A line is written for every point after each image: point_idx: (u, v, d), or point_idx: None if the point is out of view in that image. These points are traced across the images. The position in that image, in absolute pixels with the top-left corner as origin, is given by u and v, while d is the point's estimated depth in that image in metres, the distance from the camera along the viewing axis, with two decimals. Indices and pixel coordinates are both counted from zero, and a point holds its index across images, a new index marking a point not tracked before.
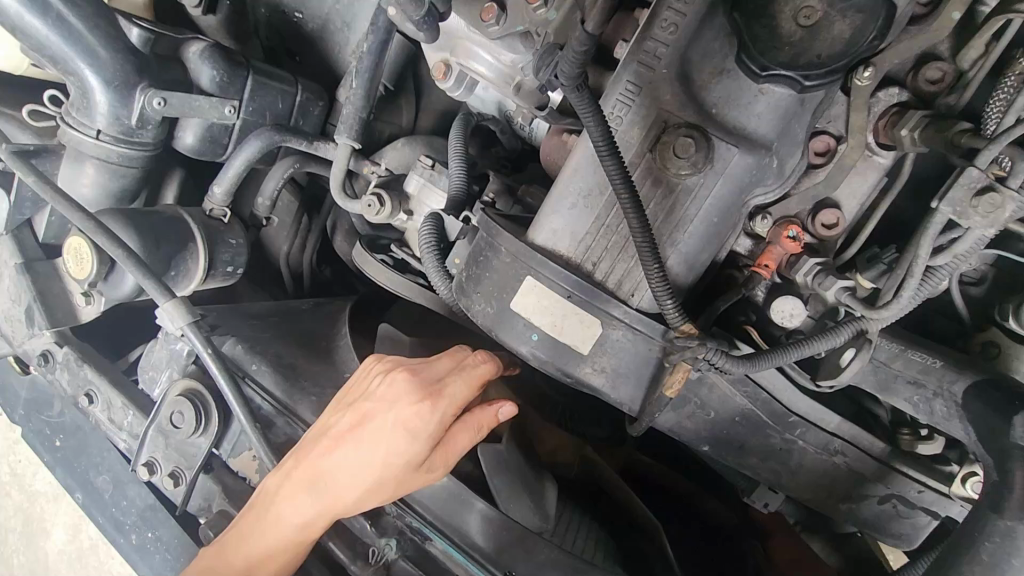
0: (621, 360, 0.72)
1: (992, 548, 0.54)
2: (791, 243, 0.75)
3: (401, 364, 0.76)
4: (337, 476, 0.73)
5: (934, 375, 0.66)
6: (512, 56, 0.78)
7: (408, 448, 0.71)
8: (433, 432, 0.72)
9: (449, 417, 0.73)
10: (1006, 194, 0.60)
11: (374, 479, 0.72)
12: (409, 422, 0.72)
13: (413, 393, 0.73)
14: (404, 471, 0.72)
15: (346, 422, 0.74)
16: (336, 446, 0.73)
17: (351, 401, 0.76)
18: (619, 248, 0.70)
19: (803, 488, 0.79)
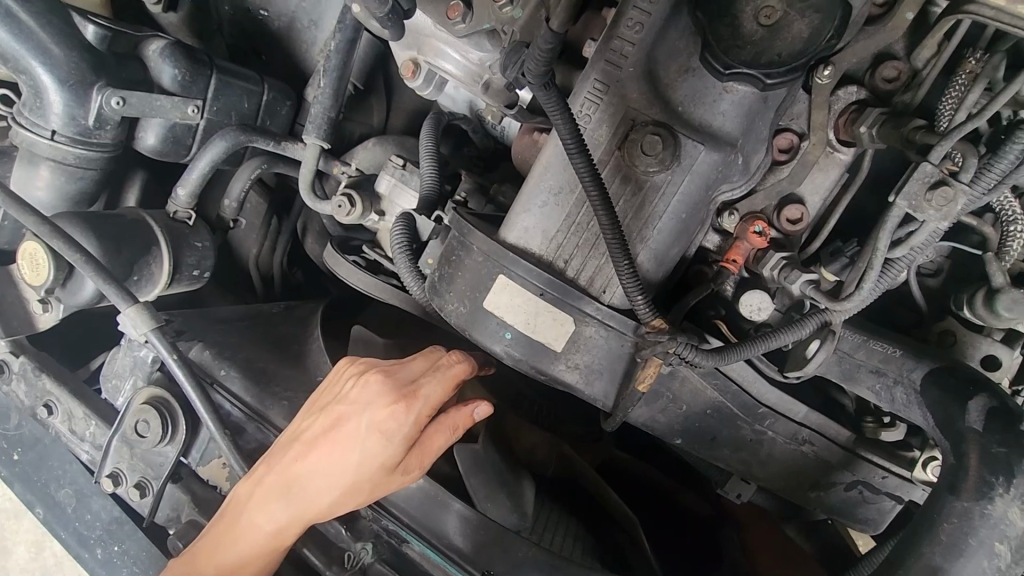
0: (595, 357, 0.73)
1: (951, 528, 0.56)
2: (757, 238, 0.76)
3: (374, 366, 0.75)
4: (310, 482, 0.71)
5: (895, 364, 0.68)
6: (479, 54, 0.78)
7: (382, 450, 0.70)
8: (408, 434, 0.71)
9: (424, 419, 0.72)
10: (958, 189, 0.61)
11: (348, 483, 0.71)
12: (383, 424, 0.71)
13: (387, 395, 0.72)
14: (379, 475, 0.71)
15: (319, 426, 0.73)
16: (309, 451, 0.72)
17: (323, 404, 0.75)
18: (590, 245, 0.70)
19: (772, 477, 0.81)
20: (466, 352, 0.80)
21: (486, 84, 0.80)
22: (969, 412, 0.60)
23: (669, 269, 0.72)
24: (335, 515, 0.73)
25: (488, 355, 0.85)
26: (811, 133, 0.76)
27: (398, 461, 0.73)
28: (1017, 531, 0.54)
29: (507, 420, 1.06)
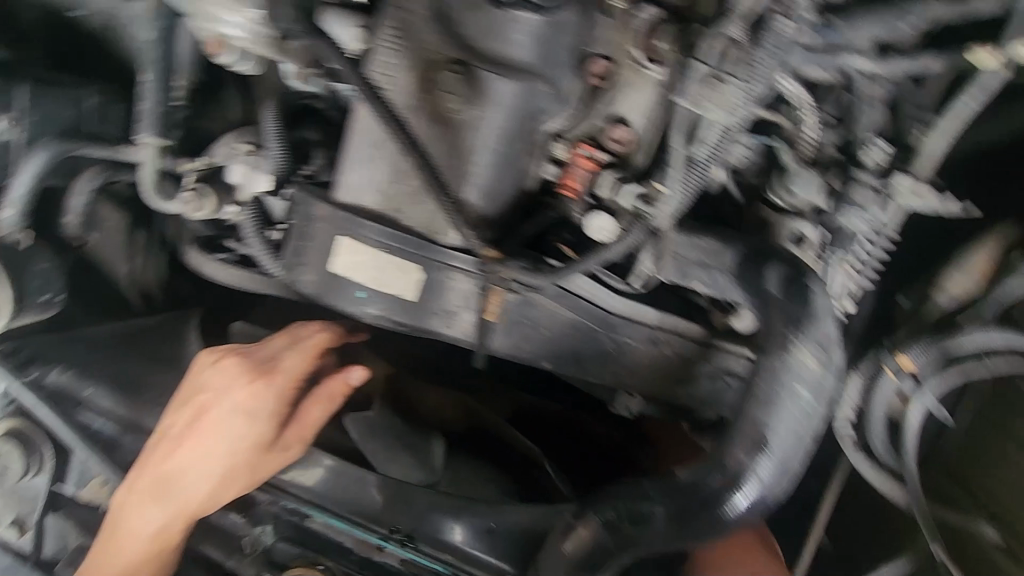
0: (448, 299, 0.75)
1: (765, 384, 0.63)
2: (586, 162, 0.80)
3: (230, 350, 0.76)
4: (182, 476, 0.71)
5: (716, 255, 0.75)
6: (259, 13, 0.77)
7: (251, 428, 0.72)
8: (275, 408, 0.73)
9: (289, 390, 0.74)
10: (729, 82, 0.69)
11: (221, 470, 0.71)
12: (247, 403, 0.72)
13: (245, 374, 0.73)
14: (254, 454, 0.72)
15: (184, 419, 0.73)
16: (177, 445, 0.72)
17: (184, 400, 0.74)
18: (420, 192, 0.72)
19: (643, 382, 0.85)
20: (328, 321, 0.81)
21: (281, 44, 0.79)
22: (766, 279, 0.66)
23: (503, 204, 0.74)
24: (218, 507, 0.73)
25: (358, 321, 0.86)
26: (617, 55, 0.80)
27: (273, 438, 0.73)
28: (812, 374, 0.62)
29: (406, 386, 1.06)
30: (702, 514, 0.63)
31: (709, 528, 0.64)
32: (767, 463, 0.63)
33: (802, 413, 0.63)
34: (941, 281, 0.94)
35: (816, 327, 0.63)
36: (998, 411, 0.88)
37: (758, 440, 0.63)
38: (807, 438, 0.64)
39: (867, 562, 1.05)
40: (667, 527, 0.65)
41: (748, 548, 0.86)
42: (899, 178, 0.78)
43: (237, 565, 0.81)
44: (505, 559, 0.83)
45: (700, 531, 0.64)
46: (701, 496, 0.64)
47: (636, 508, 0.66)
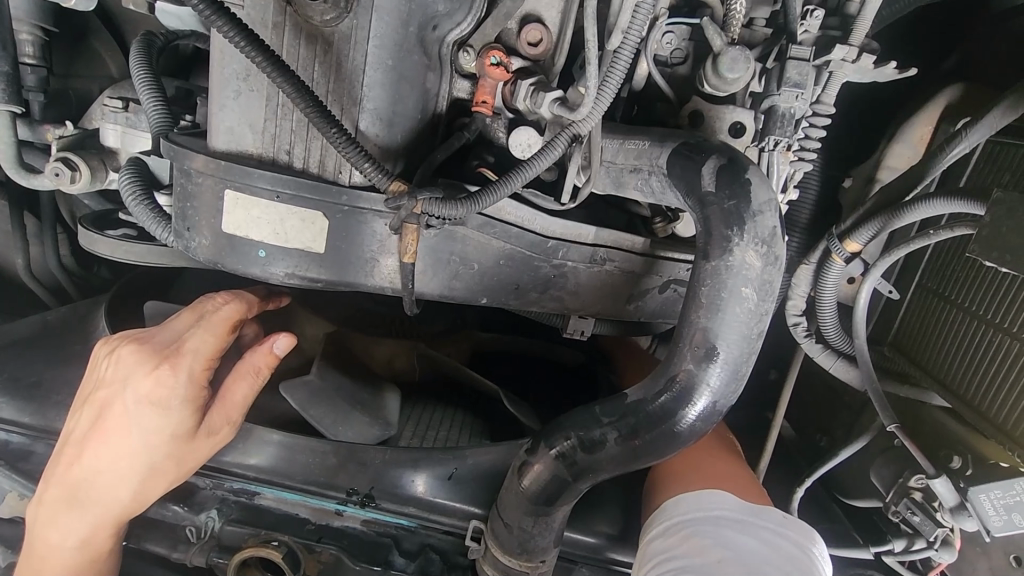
0: (363, 245, 0.67)
1: (708, 289, 0.59)
2: (496, 71, 0.70)
3: (129, 339, 0.71)
4: (105, 474, 0.69)
5: (646, 157, 0.68)
6: None
7: (162, 420, 0.67)
8: (186, 394, 0.67)
9: (199, 374, 0.68)
10: None
11: (142, 464, 0.68)
12: (151, 394, 0.67)
13: (147, 363, 0.68)
14: (174, 443, 0.68)
15: (91, 417, 0.70)
16: (89, 445, 0.69)
17: (87, 397, 0.71)
18: (304, 126, 0.62)
19: (590, 304, 0.81)
20: (238, 290, 0.74)
21: None
22: (704, 177, 0.60)
23: (406, 129, 0.65)
24: (156, 496, 0.71)
25: (273, 285, 0.79)
26: None
27: (196, 425, 0.69)
28: (756, 273, 0.58)
29: (352, 341, 0.98)
30: (656, 428, 0.61)
31: (663, 445, 0.62)
32: (716, 371, 0.60)
33: (749, 315, 0.59)
34: (884, 157, 0.91)
35: (758, 221, 0.58)
36: (939, 281, 0.86)
37: (706, 348, 0.60)
38: (755, 340, 0.60)
39: (826, 441, 1.08)
40: (620, 452, 0.63)
41: (712, 450, 0.85)
42: (835, 51, 0.70)
43: (184, 556, 0.76)
44: (470, 502, 0.79)
45: (652, 450, 0.62)
46: (649, 414, 0.62)
47: (586, 437, 0.64)
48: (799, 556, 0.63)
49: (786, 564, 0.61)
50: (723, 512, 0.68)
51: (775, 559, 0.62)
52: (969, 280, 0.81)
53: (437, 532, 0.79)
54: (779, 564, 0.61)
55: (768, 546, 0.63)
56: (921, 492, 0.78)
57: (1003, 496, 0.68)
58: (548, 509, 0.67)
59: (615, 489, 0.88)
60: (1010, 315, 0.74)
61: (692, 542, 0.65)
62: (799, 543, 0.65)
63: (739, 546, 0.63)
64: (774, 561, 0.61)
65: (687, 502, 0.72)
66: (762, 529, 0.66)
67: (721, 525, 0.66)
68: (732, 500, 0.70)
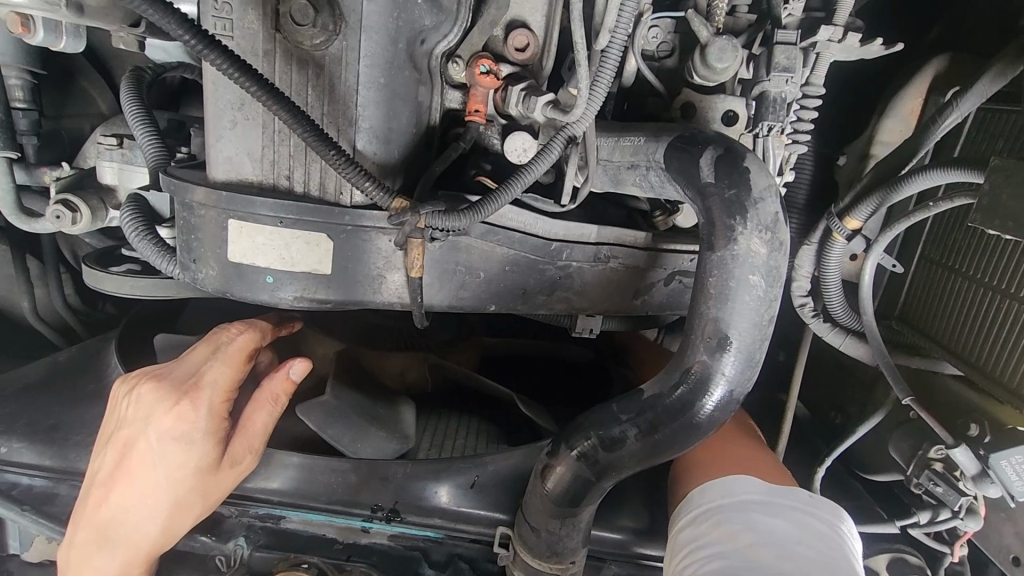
0: (369, 262, 0.67)
1: (716, 277, 0.59)
2: (487, 79, 0.71)
3: (147, 377, 0.73)
4: (133, 510, 0.70)
5: (642, 152, 0.68)
6: None
7: (185, 453, 0.68)
8: (207, 427, 0.69)
9: (219, 406, 0.70)
10: None
11: (169, 497, 0.69)
12: (173, 429, 0.69)
13: (166, 400, 0.69)
14: (199, 475, 0.69)
15: (115, 455, 0.71)
16: (115, 484, 0.70)
17: (110, 437, 0.72)
18: (302, 150, 0.63)
19: (598, 302, 0.81)
20: (250, 320, 0.74)
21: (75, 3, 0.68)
22: (702, 169, 0.61)
23: (402, 145, 0.66)
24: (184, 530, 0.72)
25: (286, 313, 0.80)
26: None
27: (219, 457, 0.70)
28: (762, 260, 0.58)
29: (365, 356, 0.98)
30: (676, 421, 0.62)
31: (683, 436, 0.63)
32: (730, 359, 0.60)
33: (758, 302, 0.59)
34: (876, 132, 0.92)
35: (760, 208, 0.58)
36: (940, 251, 0.87)
37: (719, 338, 0.60)
38: (767, 326, 0.60)
39: (841, 419, 1.08)
40: (641, 448, 0.63)
41: (731, 438, 0.85)
42: (821, 32, 0.71)
43: None
44: (495, 508, 0.80)
45: (673, 443, 0.63)
46: (667, 407, 0.62)
47: (606, 436, 0.64)
48: (827, 535, 0.63)
49: (817, 543, 0.61)
50: (749, 496, 0.68)
51: (805, 539, 0.62)
52: (971, 248, 0.82)
53: (464, 541, 0.80)
54: (810, 543, 0.61)
55: (797, 525, 0.64)
56: (941, 463, 0.78)
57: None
58: (574, 510, 0.67)
59: (637, 487, 0.88)
60: (1012, 279, 0.76)
61: (721, 528, 0.65)
62: (827, 521, 0.65)
63: (770, 529, 0.63)
64: (804, 542, 0.61)
65: (710, 491, 0.72)
66: (789, 509, 0.66)
67: (749, 510, 0.66)
68: (755, 484, 0.71)
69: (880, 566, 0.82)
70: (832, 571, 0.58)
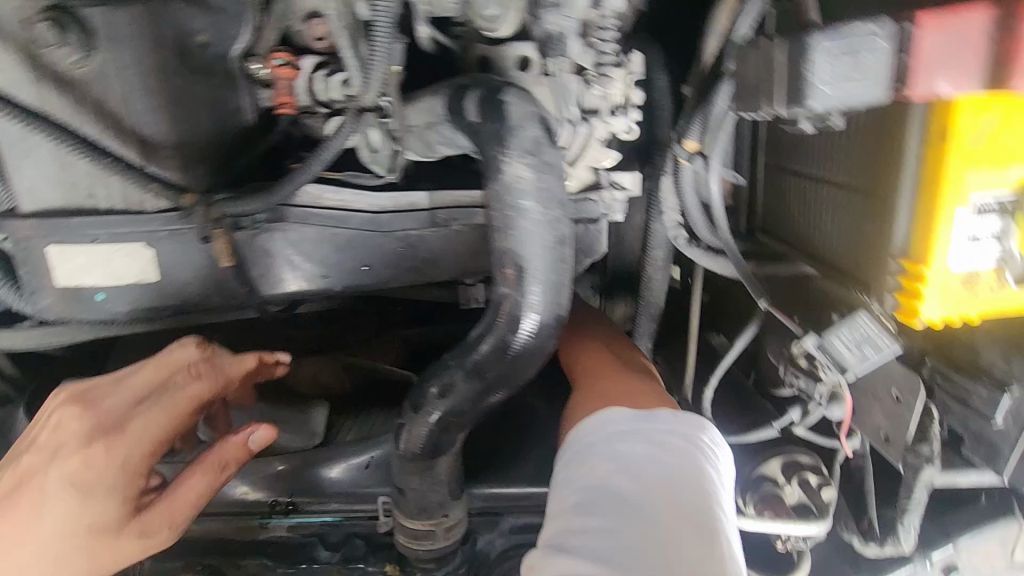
0: (192, 262, 0.70)
1: (496, 211, 0.61)
2: (285, 72, 0.70)
3: (70, 406, 0.67)
4: (15, 557, 0.62)
5: (433, 110, 0.70)
6: None
7: (84, 505, 0.61)
8: (117, 483, 0.62)
9: (139, 460, 0.63)
10: None
11: (47, 553, 0.61)
12: (77, 477, 0.62)
13: (83, 440, 0.63)
14: (92, 533, 0.61)
15: (15, 486, 0.65)
16: (15, 513, 0.63)
17: (20, 457, 0.67)
18: (95, 171, 0.65)
19: (451, 267, 0.83)
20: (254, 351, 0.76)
21: None
22: (467, 111, 0.63)
23: (200, 146, 0.69)
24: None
25: (285, 351, 0.80)
26: None
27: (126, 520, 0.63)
28: (531, 183, 0.59)
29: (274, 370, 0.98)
30: (495, 358, 0.64)
31: (505, 369, 0.65)
32: (531, 287, 0.62)
33: (542, 226, 0.61)
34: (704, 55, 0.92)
35: (520, 135, 0.60)
36: (774, 154, 0.87)
37: (515, 269, 0.62)
38: (560, 248, 0.62)
39: None
40: (469, 390, 0.65)
41: (614, 369, 0.84)
42: None
43: None
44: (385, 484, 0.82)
45: (500, 380, 0.65)
46: (485, 345, 0.64)
47: (436, 385, 0.67)
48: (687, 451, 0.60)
49: (681, 465, 0.59)
50: (616, 428, 0.64)
51: (663, 458, 0.59)
52: (793, 143, 0.82)
53: (361, 520, 0.81)
54: (673, 465, 0.58)
55: (660, 448, 0.61)
56: (803, 358, 0.78)
57: (853, 334, 0.67)
58: (430, 462, 0.69)
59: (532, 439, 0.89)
60: (833, 163, 0.73)
61: (585, 463, 0.61)
62: (688, 438, 0.62)
63: (637, 460, 0.59)
64: (663, 461, 0.58)
65: (582, 427, 0.68)
66: (652, 431, 0.62)
67: (613, 439, 0.63)
68: (627, 415, 0.65)
69: (773, 472, 0.81)
70: (694, 496, 0.56)
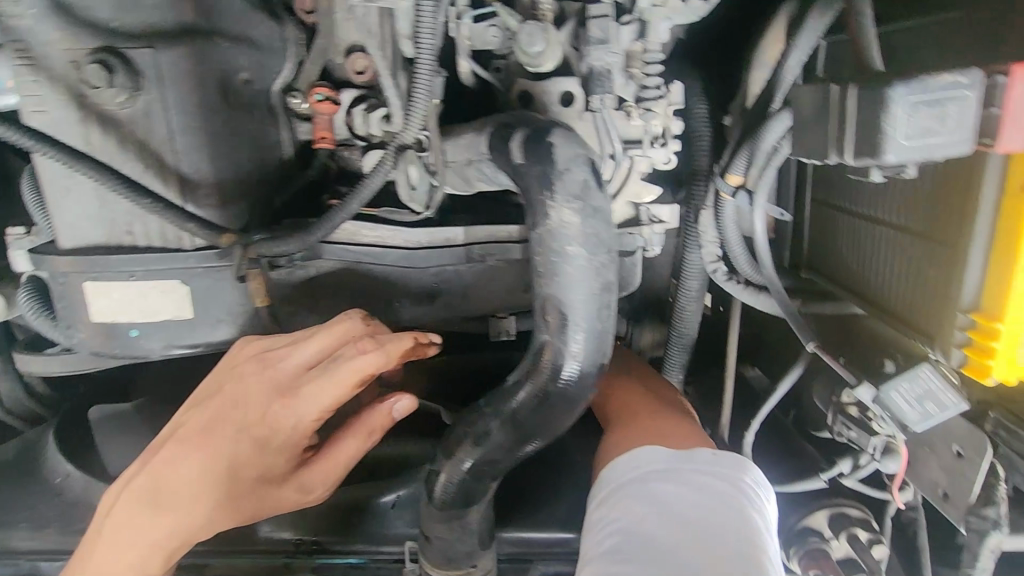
0: (227, 298, 0.69)
1: (541, 258, 0.58)
2: (324, 105, 0.73)
3: (248, 360, 0.62)
4: (183, 500, 0.59)
5: (474, 149, 0.69)
6: None
7: (263, 457, 0.60)
8: (297, 438, 0.60)
9: (314, 426, 0.60)
10: None
11: (197, 521, 0.59)
12: (225, 450, 0.59)
13: (271, 394, 0.60)
14: (259, 485, 0.60)
15: (193, 429, 0.61)
16: (207, 449, 0.60)
17: (213, 391, 0.63)
18: (135, 209, 0.65)
19: (484, 302, 0.81)
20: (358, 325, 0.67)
21: None
22: (514, 153, 0.61)
23: (240, 183, 0.68)
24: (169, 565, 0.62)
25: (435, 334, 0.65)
26: None
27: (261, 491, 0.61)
28: (578, 230, 0.57)
29: None
30: (537, 407, 0.61)
31: (547, 421, 0.62)
32: (575, 336, 0.60)
33: (588, 274, 0.58)
34: (749, 87, 0.91)
35: (567, 179, 0.58)
36: (825, 193, 0.83)
37: (560, 318, 0.59)
38: (607, 296, 0.60)
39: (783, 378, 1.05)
40: (505, 439, 0.63)
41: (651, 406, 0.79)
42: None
43: None
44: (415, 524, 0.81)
45: (539, 429, 0.62)
46: (526, 396, 0.62)
47: (471, 432, 0.64)
48: (726, 493, 0.57)
49: (718, 506, 0.56)
50: (653, 466, 0.63)
51: (701, 499, 0.57)
52: (846, 183, 0.78)
53: (388, 563, 0.80)
54: (710, 506, 0.56)
55: (697, 489, 0.58)
56: (855, 407, 0.75)
57: (912, 387, 0.62)
58: (464, 511, 0.66)
59: (564, 480, 0.86)
60: (895, 203, 0.67)
61: (622, 504, 0.60)
62: (729, 479, 0.60)
63: (670, 499, 0.57)
64: (701, 503, 0.56)
65: (619, 465, 0.66)
66: (690, 472, 0.61)
67: (649, 479, 0.61)
68: (661, 452, 0.65)
69: (820, 524, 0.79)
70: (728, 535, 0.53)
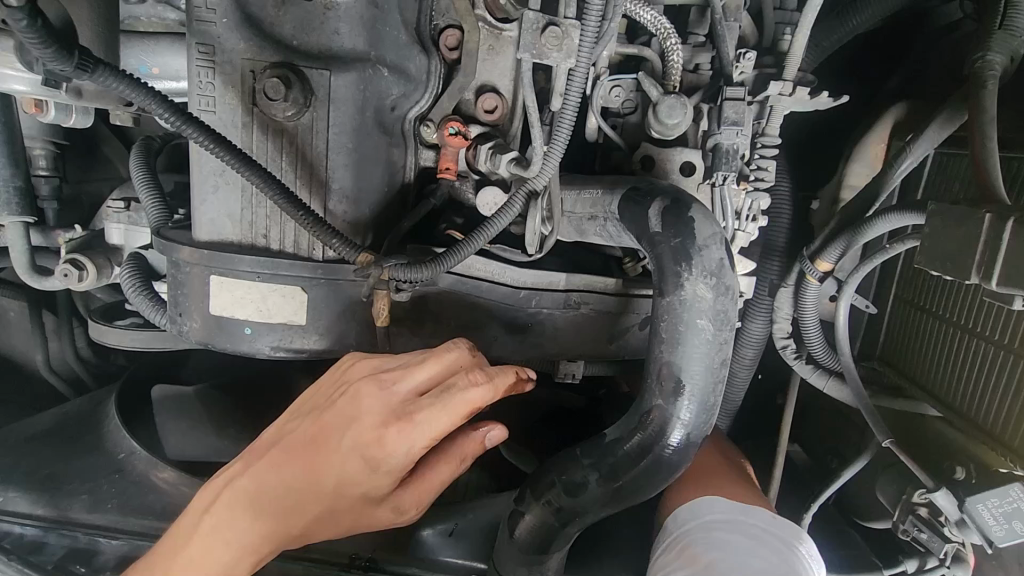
0: (341, 311, 0.71)
1: (667, 324, 0.62)
2: (456, 139, 0.73)
3: (361, 377, 0.62)
4: (292, 503, 0.62)
5: (599, 205, 0.71)
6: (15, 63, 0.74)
7: (365, 476, 0.60)
8: (398, 464, 0.59)
9: (416, 454, 0.58)
10: (566, 26, 0.67)
11: (301, 524, 0.62)
12: (333, 463, 0.60)
13: (379, 417, 0.59)
14: (360, 502, 0.61)
15: (304, 438, 0.63)
16: (316, 459, 0.61)
17: (324, 401, 0.64)
18: (276, 213, 0.68)
19: (570, 350, 0.81)
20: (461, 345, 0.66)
21: (75, 91, 0.81)
22: (650, 219, 0.64)
23: (373, 202, 0.71)
24: (267, 559, 0.64)
25: (532, 369, 0.63)
26: (463, 22, 0.73)
27: (360, 506, 0.61)
28: (709, 304, 0.61)
29: None
30: (637, 467, 0.63)
31: (643, 482, 0.63)
32: (686, 404, 0.62)
33: (708, 345, 0.62)
34: (844, 177, 0.94)
35: (705, 255, 0.62)
36: (913, 291, 0.86)
37: (674, 383, 0.62)
38: (719, 369, 0.62)
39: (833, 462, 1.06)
40: (602, 493, 0.64)
41: (719, 470, 0.79)
42: (769, 87, 0.74)
43: None
44: (471, 557, 0.81)
45: (635, 489, 0.64)
46: (626, 453, 0.63)
47: (566, 478, 0.66)
48: (787, 550, 0.61)
49: (779, 559, 0.60)
50: (713, 517, 0.67)
51: (765, 552, 0.60)
52: (942, 288, 0.81)
53: None
54: (772, 558, 0.60)
55: (757, 540, 0.62)
56: (926, 508, 0.77)
57: (1001, 504, 0.67)
58: (541, 556, 0.69)
59: (622, 533, 0.86)
60: (997, 327, 0.72)
61: (688, 552, 0.62)
62: (783, 537, 0.63)
63: (734, 551, 0.61)
64: (767, 556, 0.60)
65: (680, 516, 0.69)
66: (750, 526, 0.65)
67: (711, 528, 0.65)
68: (720, 502, 0.69)
69: None
70: None
